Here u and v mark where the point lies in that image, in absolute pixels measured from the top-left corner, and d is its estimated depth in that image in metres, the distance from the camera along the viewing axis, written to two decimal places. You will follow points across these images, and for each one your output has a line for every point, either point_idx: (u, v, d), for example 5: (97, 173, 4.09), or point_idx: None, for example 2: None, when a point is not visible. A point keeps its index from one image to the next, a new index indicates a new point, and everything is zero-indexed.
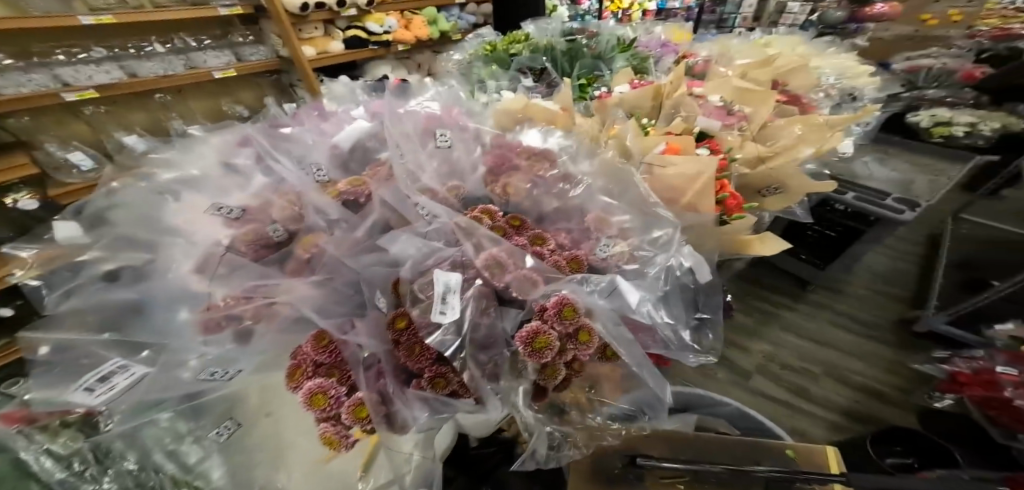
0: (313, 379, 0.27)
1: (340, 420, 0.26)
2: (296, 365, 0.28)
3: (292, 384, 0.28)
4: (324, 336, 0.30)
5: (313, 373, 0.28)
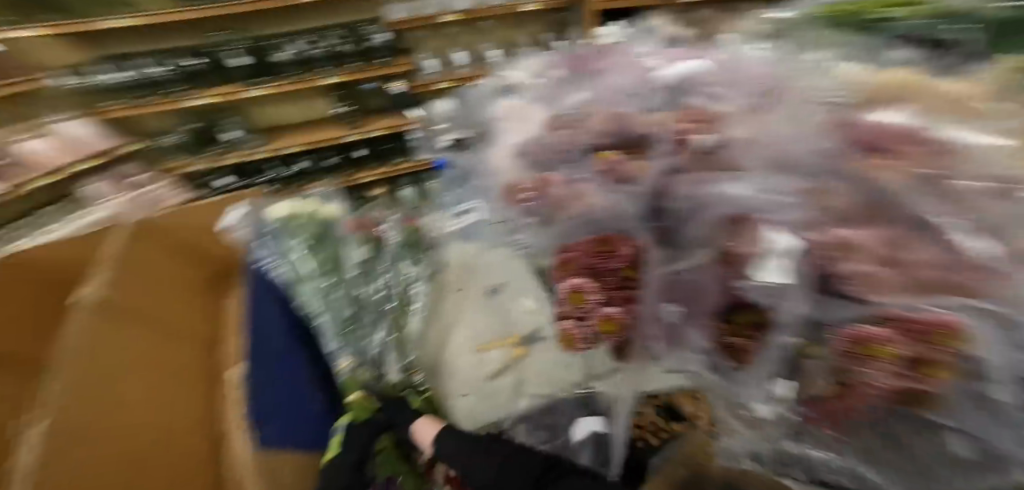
0: (581, 278, 0.37)
1: (584, 322, 0.38)
2: (566, 265, 0.39)
3: (562, 274, 0.39)
4: (604, 247, 0.37)
5: (580, 274, 0.38)
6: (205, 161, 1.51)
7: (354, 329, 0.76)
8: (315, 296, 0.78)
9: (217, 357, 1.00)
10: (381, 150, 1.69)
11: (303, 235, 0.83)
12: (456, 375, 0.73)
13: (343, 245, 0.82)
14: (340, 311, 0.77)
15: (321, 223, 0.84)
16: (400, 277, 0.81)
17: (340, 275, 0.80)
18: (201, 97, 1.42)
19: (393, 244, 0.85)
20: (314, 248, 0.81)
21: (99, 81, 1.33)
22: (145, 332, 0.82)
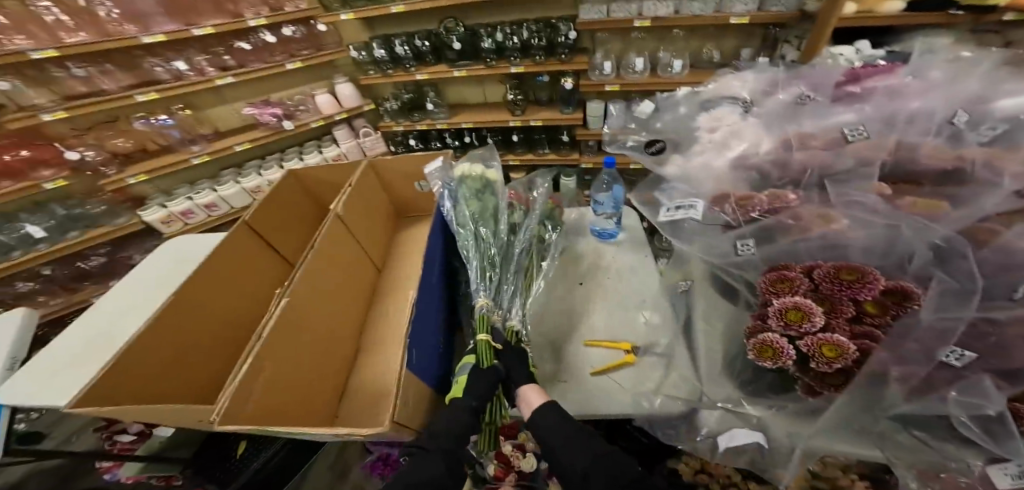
0: (801, 297, 0.48)
1: (814, 336, 0.44)
2: (789, 274, 0.51)
3: (786, 288, 0.50)
4: (850, 270, 0.48)
5: (808, 291, 0.49)
6: (404, 125, 1.79)
7: (496, 272, 0.79)
8: (470, 236, 0.86)
9: (383, 280, 1.25)
10: (533, 140, 1.84)
11: (472, 184, 0.93)
12: (572, 346, 0.76)
13: (500, 201, 0.91)
14: (487, 254, 0.82)
15: (487, 180, 0.94)
16: (539, 242, 0.89)
17: (494, 225, 0.87)
18: (418, 71, 1.59)
19: (540, 214, 0.92)
20: (478, 197, 0.91)
21: (358, 56, 1.59)
22: (348, 247, 1.08)
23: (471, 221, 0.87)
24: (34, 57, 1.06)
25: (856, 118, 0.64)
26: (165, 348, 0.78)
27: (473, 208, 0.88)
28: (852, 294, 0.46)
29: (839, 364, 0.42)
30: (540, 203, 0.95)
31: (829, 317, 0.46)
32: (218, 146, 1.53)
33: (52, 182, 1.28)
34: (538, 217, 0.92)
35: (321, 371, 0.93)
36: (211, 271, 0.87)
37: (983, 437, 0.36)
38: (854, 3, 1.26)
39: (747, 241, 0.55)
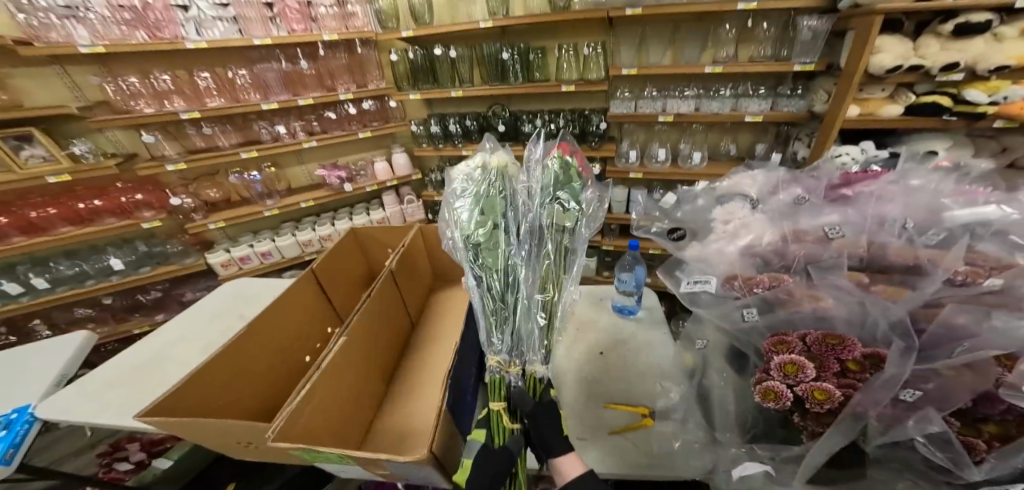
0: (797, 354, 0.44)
1: (808, 383, 0.42)
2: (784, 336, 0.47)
3: (780, 345, 0.46)
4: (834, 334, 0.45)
5: (804, 349, 0.45)
6: None
7: (507, 324, 0.61)
8: (474, 277, 0.63)
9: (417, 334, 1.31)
10: None
11: (465, 192, 0.64)
12: (598, 389, 0.77)
13: (504, 202, 0.62)
14: (497, 299, 0.62)
15: (485, 177, 0.64)
16: (563, 248, 0.62)
17: (502, 250, 0.61)
18: (464, 147, 1.82)
19: (558, 200, 0.62)
20: (475, 210, 0.62)
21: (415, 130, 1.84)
22: (393, 299, 1.18)
23: (469, 253, 0.62)
24: (181, 115, 1.31)
25: (841, 219, 0.59)
26: (225, 374, 0.85)
27: (468, 239, 0.61)
28: (837, 354, 0.43)
29: (828, 409, 0.40)
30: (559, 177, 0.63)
31: (818, 376, 0.42)
32: (287, 202, 1.75)
33: (150, 221, 1.49)
34: (558, 204, 0.62)
35: (358, 392, 0.98)
36: (278, 309, 0.97)
37: (947, 463, 0.39)
38: (856, 107, 1.40)
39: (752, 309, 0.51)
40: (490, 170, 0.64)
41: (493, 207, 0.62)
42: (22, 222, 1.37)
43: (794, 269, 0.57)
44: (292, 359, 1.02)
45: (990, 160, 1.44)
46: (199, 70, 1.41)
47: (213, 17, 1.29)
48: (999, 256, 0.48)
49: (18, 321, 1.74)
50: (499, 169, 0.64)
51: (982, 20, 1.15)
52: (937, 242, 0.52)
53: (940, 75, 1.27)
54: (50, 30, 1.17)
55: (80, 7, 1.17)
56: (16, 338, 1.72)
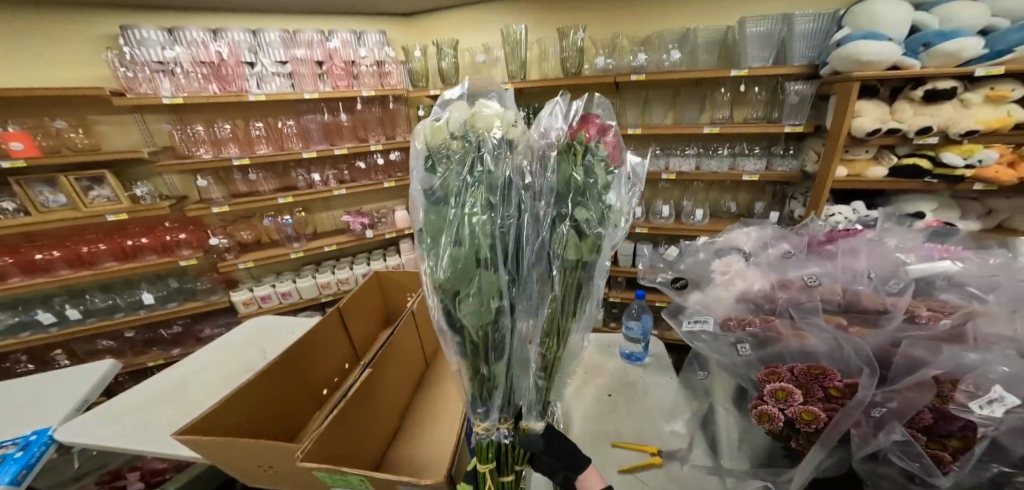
0: (785, 382, 0.48)
1: (795, 406, 0.45)
2: (776, 368, 0.50)
3: (769, 376, 0.49)
4: (816, 366, 0.48)
5: (791, 380, 0.48)
6: None
7: (500, 380, 0.48)
8: (451, 328, 0.45)
9: (431, 373, 1.33)
10: None
11: (433, 202, 0.45)
12: (604, 430, 0.77)
13: (491, 221, 0.44)
14: (484, 352, 0.47)
15: (461, 183, 0.44)
16: (577, 281, 0.49)
17: (492, 293, 0.44)
18: None
19: (573, 220, 0.47)
20: (448, 237, 0.43)
21: None
22: (411, 338, 1.22)
23: (443, 295, 0.44)
24: (233, 162, 1.47)
25: (821, 270, 0.65)
26: (253, 399, 0.87)
27: (439, 280, 0.43)
28: (820, 382, 0.46)
29: (817, 427, 0.44)
30: (579, 179, 0.47)
31: (806, 400, 0.46)
32: (311, 246, 1.87)
33: (188, 258, 1.59)
34: (573, 227, 0.47)
35: (375, 421, 0.96)
36: (309, 341, 1.01)
37: (922, 472, 0.41)
38: (844, 168, 1.52)
39: (743, 344, 0.55)
40: (471, 170, 0.45)
41: (477, 236, 0.43)
42: (74, 255, 1.50)
43: (779, 311, 0.61)
44: (305, 398, 1.02)
45: (976, 222, 1.53)
46: (253, 121, 1.58)
47: (273, 72, 1.49)
48: (955, 303, 0.54)
49: (43, 351, 1.80)
50: (482, 171, 0.45)
51: (948, 87, 1.29)
52: (898, 290, 0.58)
53: (917, 139, 1.39)
54: (140, 82, 1.36)
55: (172, 64, 1.36)
56: (35, 366, 1.76)
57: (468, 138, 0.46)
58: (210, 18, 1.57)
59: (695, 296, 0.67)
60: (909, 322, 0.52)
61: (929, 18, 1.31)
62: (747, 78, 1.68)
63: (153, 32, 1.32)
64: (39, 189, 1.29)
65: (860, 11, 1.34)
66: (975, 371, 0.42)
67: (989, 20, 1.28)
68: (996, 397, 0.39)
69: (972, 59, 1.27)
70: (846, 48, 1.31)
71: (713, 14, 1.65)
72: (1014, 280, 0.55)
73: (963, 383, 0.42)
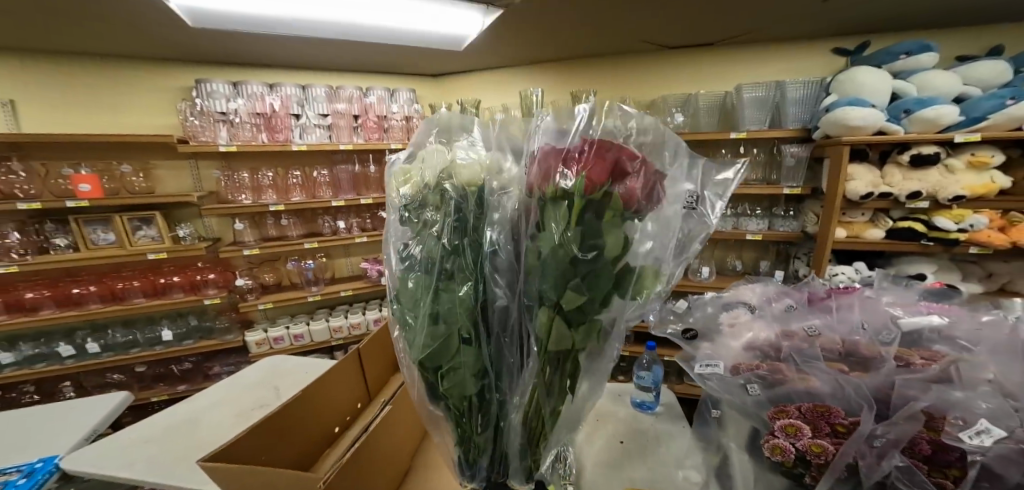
0: (795, 418, 0.53)
1: (805, 440, 0.50)
2: (785, 406, 0.55)
3: (779, 412, 0.54)
4: (821, 404, 0.54)
5: (800, 417, 0.53)
6: None
7: (484, 442, 0.50)
8: (432, 398, 0.49)
9: None
10: None
11: (412, 272, 0.46)
12: (618, 477, 0.77)
13: (472, 297, 0.45)
14: (466, 419, 0.48)
15: (440, 256, 0.45)
16: (566, 364, 0.45)
17: (472, 368, 0.46)
18: None
19: (558, 308, 0.42)
20: (426, 315, 0.45)
21: None
22: None
23: (425, 369, 0.47)
24: (270, 207, 1.59)
25: (821, 321, 0.69)
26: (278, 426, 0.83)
27: (420, 358, 0.46)
28: (827, 418, 0.52)
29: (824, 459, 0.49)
30: (582, 237, 0.40)
31: (815, 435, 0.51)
32: (328, 290, 1.93)
33: (212, 297, 1.66)
34: (558, 317, 0.42)
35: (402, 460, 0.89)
36: (335, 373, 0.98)
37: None
38: (843, 229, 1.60)
39: (752, 384, 0.59)
40: (449, 245, 0.45)
41: (447, 314, 0.44)
42: (107, 290, 1.57)
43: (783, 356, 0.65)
44: (316, 425, 0.93)
45: (978, 285, 1.57)
46: (292, 169, 1.73)
47: (315, 124, 1.67)
48: (943, 351, 0.59)
49: (52, 383, 1.80)
50: (460, 246, 0.45)
51: (931, 153, 1.40)
52: (891, 340, 0.63)
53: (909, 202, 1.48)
54: (204, 129, 1.54)
55: (232, 114, 1.54)
56: (41, 398, 1.75)
57: (447, 205, 0.45)
58: (264, 74, 1.78)
59: (705, 342, 0.71)
60: (902, 366, 0.57)
61: (907, 85, 1.45)
62: (746, 141, 1.82)
63: (221, 86, 1.50)
64: (93, 227, 1.42)
65: (845, 79, 1.49)
66: (963, 406, 0.48)
67: (964, 88, 1.42)
68: (982, 428, 0.45)
69: (951, 125, 1.39)
70: (835, 113, 1.44)
71: (710, 79, 1.86)
72: (998, 333, 0.60)
73: (951, 416, 0.47)
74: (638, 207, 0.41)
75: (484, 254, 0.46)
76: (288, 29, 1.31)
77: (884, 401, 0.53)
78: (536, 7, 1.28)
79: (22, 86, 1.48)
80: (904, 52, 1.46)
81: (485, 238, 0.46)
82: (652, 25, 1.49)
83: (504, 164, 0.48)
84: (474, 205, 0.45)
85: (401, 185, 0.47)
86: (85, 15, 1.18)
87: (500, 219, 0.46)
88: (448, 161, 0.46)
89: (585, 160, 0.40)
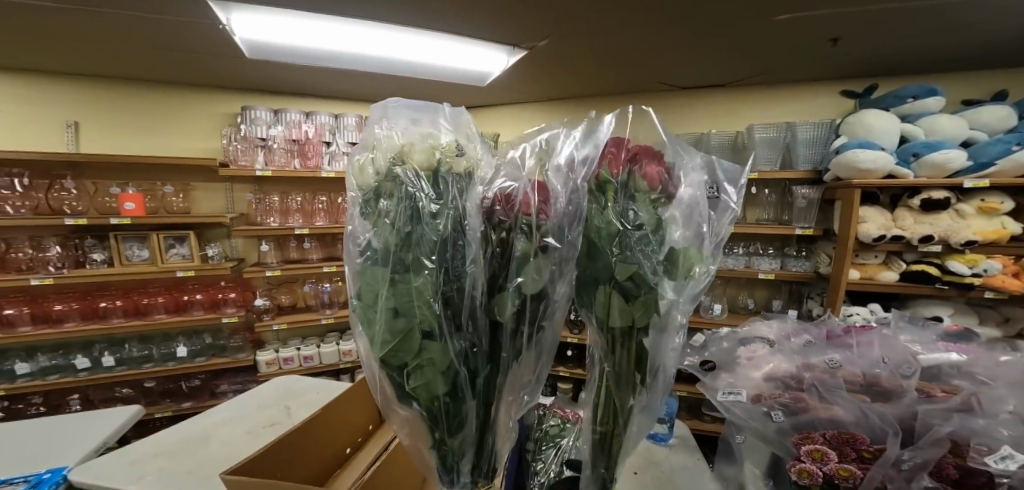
0: (821, 444, 0.54)
1: (832, 462, 0.52)
2: (809, 433, 0.57)
3: (805, 439, 0.56)
4: (845, 431, 0.57)
5: (826, 444, 0.55)
6: None
7: (461, 448, 0.44)
8: (401, 400, 0.43)
9: None
10: None
11: (369, 260, 0.40)
12: None
13: (430, 287, 0.39)
14: (439, 421, 0.42)
15: (395, 246, 0.39)
16: (632, 346, 0.44)
17: (440, 364, 0.40)
18: None
19: (614, 282, 0.43)
20: (384, 309, 0.39)
21: None
22: None
23: (388, 368, 0.41)
24: (294, 231, 1.65)
25: (842, 357, 0.69)
26: (296, 444, 0.82)
27: (381, 356, 0.40)
28: (853, 444, 0.54)
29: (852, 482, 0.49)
30: (622, 216, 0.43)
31: (841, 459, 0.52)
32: (341, 314, 1.95)
33: (230, 316, 1.68)
34: (616, 291, 0.43)
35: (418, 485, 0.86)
36: (351, 394, 0.98)
37: None
38: (856, 270, 1.61)
39: (776, 411, 0.61)
40: (404, 230, 0.39)
41: (409, 303, 0.39)
42: (131, 305, 1.61)
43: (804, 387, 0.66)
44: (329, 450, 0.90)
45: (996, 329, 1.55)
46: (319, 195, 1.82)
47: (343, 152, 1.78)
48: (962, 385, 0.60)
49: (60, 396, 1.79)
50: (421, 232, 0.40)
51: (941, 197, 1.45)
52: (911, 374, 0.64)
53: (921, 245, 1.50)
54: (242, 154, 1.64)
55: (271, 140, 1.65)
56: (47, 410, 1.74)
57: (403, 189, 0.40)
58: (302, 102, 1.90)
59: (722, 371, 0.72)
60: (924, 397, 0.58)
61: (914, 128, 1.52)
62: (757, 181, 1.88)
63: (264, 113, 1.63)
64: (130, 243, 1.49)
65: (854, 121, 1.57)
66: (985, 435, 0.51)
67: (969, 134, 1.48)
68: (1008, 453, 0.48)
69: (959, 170, 1.45)
70: (846, 154, 1.49)
71: (719, 120, 1.96)
72: (1017, 368, 0.61)
73: (975, 443, 0.51)
74: (669, 191, 0.44)
75: (452, 241, 0.41)
76: (331, 62, 1.46)
77: (909, 431, 0.56)
78: (558, 49, 1.40)
79: (81, 108, 1.61)
80: (911, 95, 1.52)
81: (452, 221, 0.40)
82: (664, 66, 1.59)
83: (463, 147, 0.43)
84: (435, 187, 0.41)
85: (357, 182, 0.42)
86: (155, 46, 1.32)
87: (472, 212, 0.41)
88: (397, 146, 0.41)
89: (611, 157, 0.44)
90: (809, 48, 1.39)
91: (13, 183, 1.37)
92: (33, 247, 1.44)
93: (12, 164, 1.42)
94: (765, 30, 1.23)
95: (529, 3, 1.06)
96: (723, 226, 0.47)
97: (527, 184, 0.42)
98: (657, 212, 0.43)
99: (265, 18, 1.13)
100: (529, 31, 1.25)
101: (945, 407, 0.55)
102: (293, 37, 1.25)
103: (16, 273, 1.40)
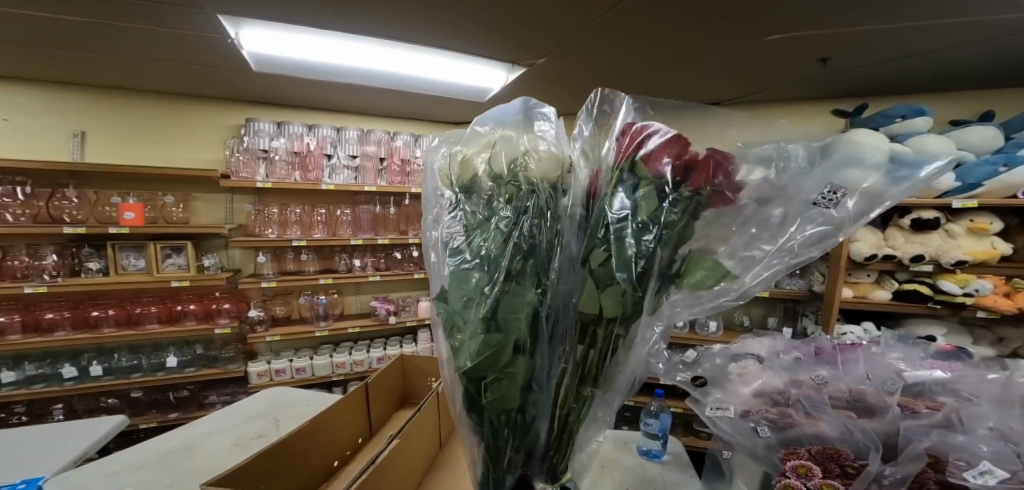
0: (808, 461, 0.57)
1: (817, 479, 0.54)
2: (796, 448, 0.60)
3: (791, 454, 0.59)
4: (832, 447, 0.59)
5: (812, 459, 0.57)
6: None
7: (513, 461, 0.46)
8: (468, 408, 0.44)
9: None
10: None
11: (473, 269, 0.43)
12: None
13: (537, 304, 0.43)
14: (501, 437, 0.45)
15: (504, 253, 0.43)
16: (599, 336, 0.45)
17: (522, 379, 0.43)
18: None
19: (590, 266, 0.44)
20: (477, 320, 0.42)
21: None
22: None
23: (468, 381, 0.43)
24: (292, 243, 1.66)
25: (829, 373, 0.70)
26: (283, 454, 0.80)
27: (466, 369, 0.42)
28: (838, 460, 0.56)
29: None
30: (611, 207, 0.43)
31: (825, 475, 0.55)
32: (336, 326, 1.93)
33: (223, 327, 1.67)
34: (591, 277, 0.43)
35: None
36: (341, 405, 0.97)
37: None
38: (850, 289, 1.61)
39: (763, 428, 0.63)
40: (525, 243, 0.43)
41: (498, 303, 0.42)
42: (123, 314, 1.61)
43: (793, 404, 0.66)
44: (320, 457, 0.90)
45: (990, 348, 1.55)
46: (318, 208, 1.85)
47: (344, 165, 1.79)
48: (947, 401, 0.61)
49: (42, 404, 1.76)
50: (518, 242, 0.42)
51: (931, 217, 1.46)
52: (895, 390, 0.65)
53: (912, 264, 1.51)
54: (243, 166, 1.67)
55: (273, 152, 1.69)
56: (28, 418, 1.70)
57: (514, 194, 0.44)
58: (304, 114, 1.94)
59: (714, 383, 0.71)
60: (907, 414, 0.59)
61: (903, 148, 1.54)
62: None
63: (267, 126, 1.66)
64: (125, 252, 1.50)
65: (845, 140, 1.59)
66: (964, 450, 0.52)
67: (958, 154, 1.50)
68: (986, 468, 0.50)
69: (949, 190, 1.46)
70: None
71: None
72: (999, 384, 0.62)
73: (953, 457, 0.52)
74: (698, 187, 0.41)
75: (550, 254, 0.44)
76: (336, 77, 1.50)
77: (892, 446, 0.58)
78: (555, 68, 1.45)
79: (85, 117, 1.63)
80: (900, 114, 1.56)
81: (553, 233, 0.44)
82: (658, 85, 1.64)
83: (576, 166, 0.48)
84: (551, 201, 0.44)
85: (449, 176, 0.47)
86: (162, 59, 1.36)
87: (575, 210, 0.46)
88: (519, 153, 0.45)
89: (620, 147, 0.44)
90: (799, 69, 1.44)
91: (16, 191, 1.39)
92: (30, 256, 1.45)
93: (16, 173, 1.45)
94: (756, 51, 1.27)
95: (526, 23, 1.10)
96: (807, 253, 0.44)
97: (585, 176, 0.47)
98: (657, 203, 0.42)
99: (274, 34, 1.18)
100: (528, 48, 1.28)
101: (927, 426, 0.56)
102: (300, 52, 1.29)
103: (10, 280, 1.40)
